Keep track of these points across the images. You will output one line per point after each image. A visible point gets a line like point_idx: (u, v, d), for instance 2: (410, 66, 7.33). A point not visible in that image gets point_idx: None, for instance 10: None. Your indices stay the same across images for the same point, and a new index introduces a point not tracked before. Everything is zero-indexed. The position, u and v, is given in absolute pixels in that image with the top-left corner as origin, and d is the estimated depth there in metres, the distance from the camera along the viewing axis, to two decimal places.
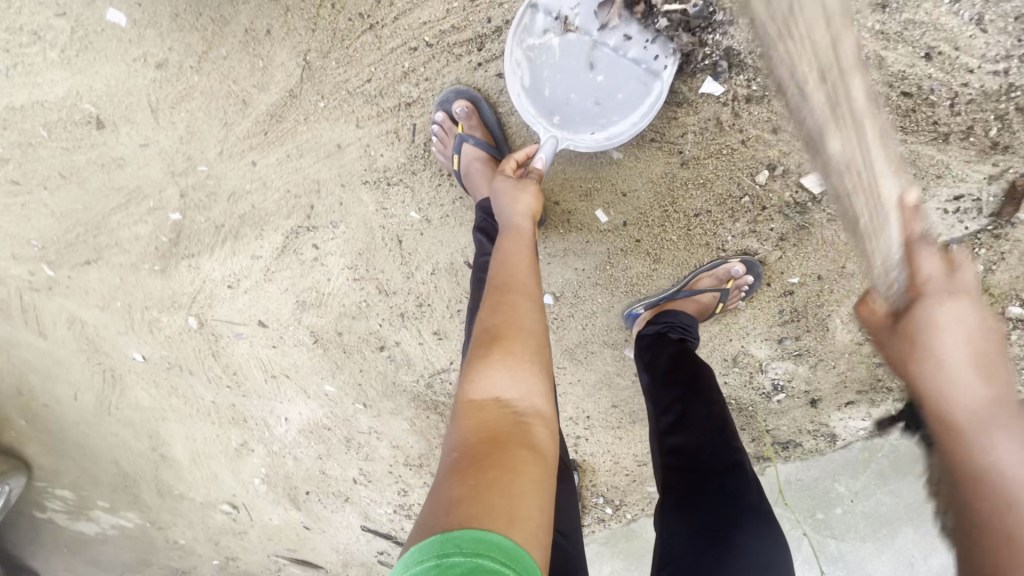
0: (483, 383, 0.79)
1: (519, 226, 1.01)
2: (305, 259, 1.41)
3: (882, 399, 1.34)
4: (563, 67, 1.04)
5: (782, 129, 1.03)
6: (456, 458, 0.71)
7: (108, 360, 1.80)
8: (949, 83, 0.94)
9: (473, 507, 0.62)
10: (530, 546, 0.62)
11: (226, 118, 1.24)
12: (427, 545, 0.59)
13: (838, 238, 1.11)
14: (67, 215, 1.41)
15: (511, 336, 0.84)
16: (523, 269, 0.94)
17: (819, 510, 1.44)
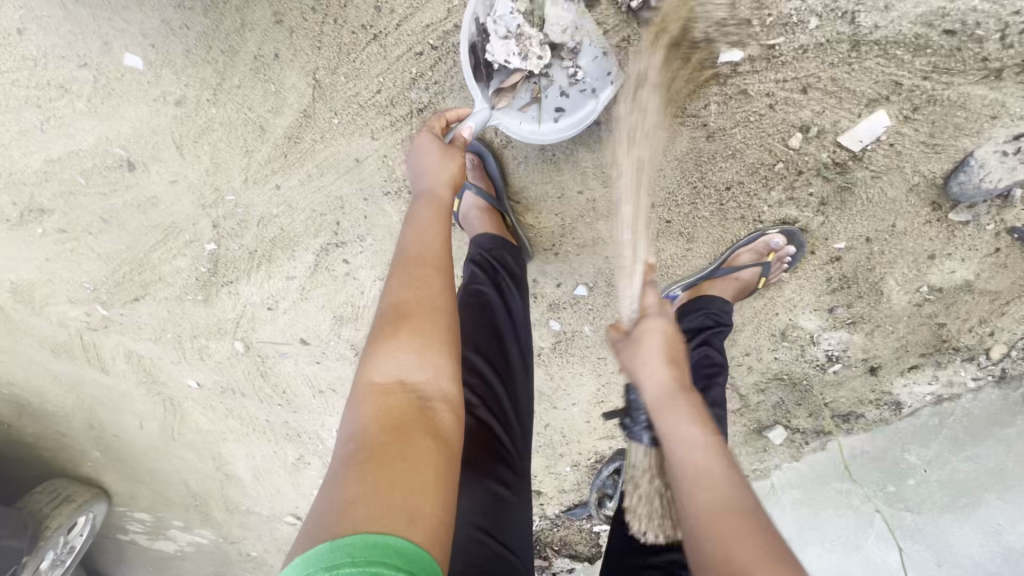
0: (385, 365, 0.68)
1: (441, 196, 0.87)
2: (338, 275, 1.43)
3: (949, 360, 1.26)
4: (520, 42, 0.99)
5: (813, 87, 0.96)
6: (350, 449, 0.61)
7: (166, 389, 1.89)
8: (998, 13, 0.86)
9: (367, 512, 0.54)
10: (435, 549, 0.55)
11: (247, 146, 1.27)
12: (315, 555, 0.51)
13: (884, 196, 1.02)
14: (113, 256, 1.48)
15: (421, 311, 0.72)
16: (438, 231, 0.83)
17: (890, 482, 1.36)
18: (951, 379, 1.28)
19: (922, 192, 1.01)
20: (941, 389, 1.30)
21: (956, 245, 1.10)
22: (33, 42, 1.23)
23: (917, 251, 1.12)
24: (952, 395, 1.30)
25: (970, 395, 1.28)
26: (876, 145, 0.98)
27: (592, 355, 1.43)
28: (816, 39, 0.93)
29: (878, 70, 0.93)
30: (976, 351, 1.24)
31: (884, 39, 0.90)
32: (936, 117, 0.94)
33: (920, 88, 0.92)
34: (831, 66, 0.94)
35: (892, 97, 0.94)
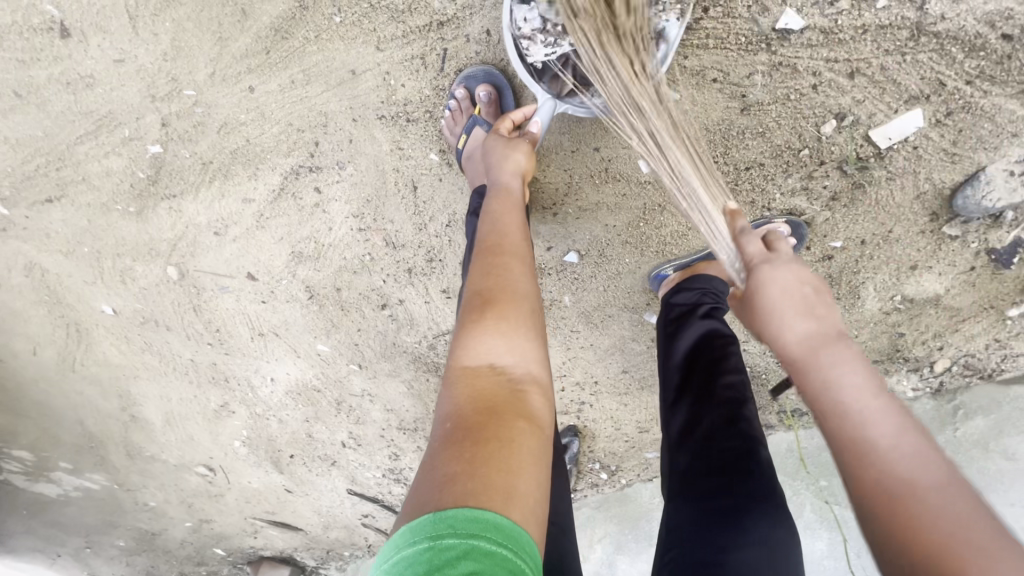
0: (474, 349, 0.71)
1: (510, 189, 0.94)
2: (304, 205, 1.27)
3: (896, 368, 1.33)
4: (551, 33, 0.94)
5: (860, 73, 0.94)
6: (447, 429, 0.63)
7: (74, 312, 1.63)
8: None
9: (467, 486, 0.56)
10: (529, 525, 0.56)
11: (221, 32, 1.09)
12: (420, 524, 0.53)
13: (891, 200, 1.03)
14: (26, 143, 1.24)
15: (505, 299, 0.76)
16: (516, 230, 0.87)
17: (823, 476, 1.41)
18: (893, 387, 1.36)
19: (926, 201, 1.02)
20: None
21: (937, 258, 1.14)
22: None
23: (902, 260, 1.16)
24: None
25: (905, 402, 1.36)
26: (902, 145, 0.97)
27: (565, 326, 1.39)
28: (879, 21, 0.91)
29: (928, 66, 0.92)
30: (921, 362, 1.31)
31: (939, 34, 0.89)
32: (964, 124, 0.94)
33: (960, 92, 0.92)
34: (884, 53, 0.92)
35: (932, 97, 0.93)
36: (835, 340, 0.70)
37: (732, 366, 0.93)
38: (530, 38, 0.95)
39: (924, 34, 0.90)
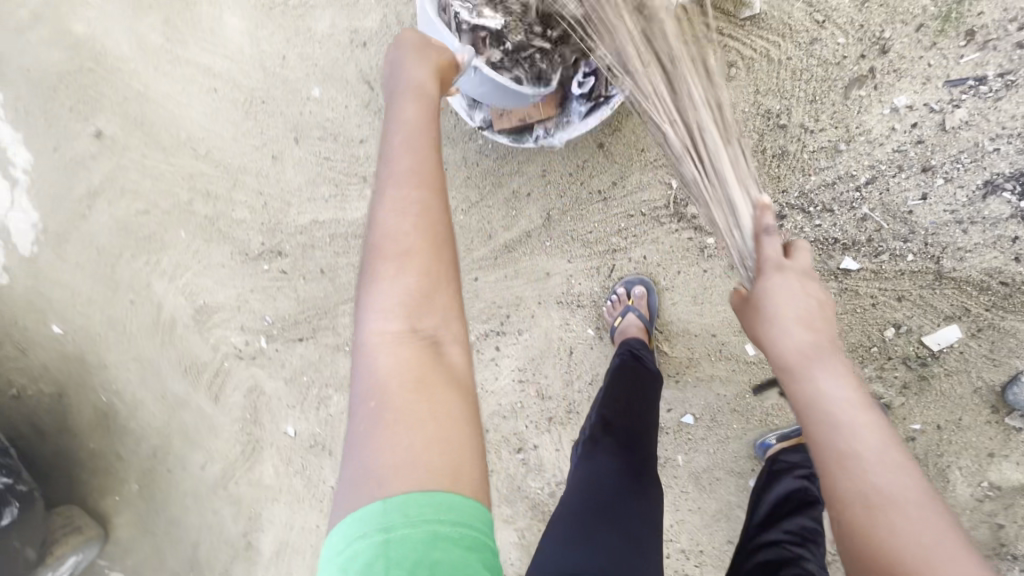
0: (392, 311, 0.79)
1: (421, 88, 0.89)
2: (483, 358, 1.73)
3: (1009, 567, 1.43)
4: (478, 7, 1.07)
5: (906, 298, 1.27)
6: (375, 407, 0.74)
7: (260, 431, 2.06)
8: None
9: (416, 472, 0.70)
10: (472, 482, 0.73)
11: (469, 246, 1.59)
12: (373, 514, 0.69)
13: (953, 391, 1.33)
14: (308, 300, 1.85)
15: (419, 257, 0.80)
16: (406, 175, 0.83)
17: None
18: None
19: (983, 394, 1.31)
20: None
21: (1011, 448, 1.36)
22: (341, 109, 1.54)
23: (978, 447, 1.38)
24: None
25: None
26: (950, 349, 1.29)
27: (677, 486, 1.63)
28: (911, 267, 1.24)
29: (953, 297, 1.24)
30: None
31: (956, 278, 1.22)
32: (994, 339, 1.25)
33: (982, 316, 1.24)
34: (919, 287, 1.25)
35: (962, 317, 1.25)
36: (825, 358, 0.85)
37: (810, 514, 1.24)
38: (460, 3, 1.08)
39: (946, 278, 1.23)
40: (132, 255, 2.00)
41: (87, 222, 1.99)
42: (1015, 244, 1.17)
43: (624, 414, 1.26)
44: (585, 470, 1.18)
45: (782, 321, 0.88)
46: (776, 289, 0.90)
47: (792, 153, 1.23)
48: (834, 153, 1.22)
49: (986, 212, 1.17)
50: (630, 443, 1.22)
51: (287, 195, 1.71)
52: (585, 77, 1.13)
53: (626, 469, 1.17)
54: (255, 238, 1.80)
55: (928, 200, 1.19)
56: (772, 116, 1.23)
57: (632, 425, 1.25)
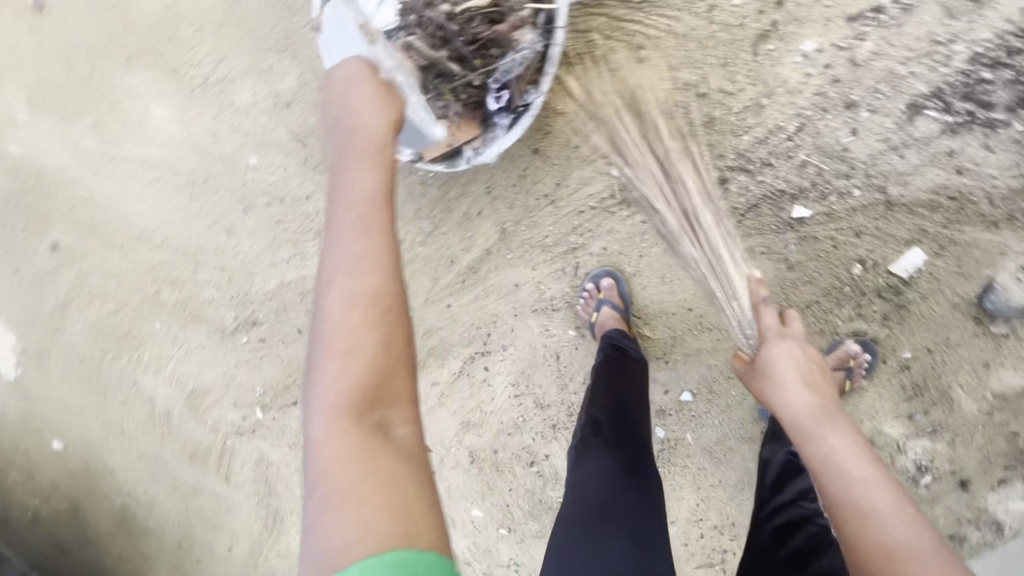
0: (343, 374, 0.76)
1: (362, 132, 0.88)
2: (475, 381, 1.73)
3: None
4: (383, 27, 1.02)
5: (864, 233, 1.27)
6: (331, 483, 0.71)
7: (277, 501, 2.05)
8: (983, 189, 1.20)
9: (376, 538, 0.66)
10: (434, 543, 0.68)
11: (436, 274, 1.60)
12: None
13: (934, 312, 1.33)
14: (293, 362, 1.84)
15: (370, 316, 0.78)
16: (362, 252, 0.80)
17: None
18: None
19: (964, 309, 1.31)
20: None
21: (1004, 355, 1.36)
22: (279, 169, 1.54)
23: (973, 360, 1.38)
24: None
25: None
26: (919, 273, 1.29)
27: (693, 463, 1.63)
28: (861, 202, 1.25)
29: (909, 222, 1.24)
30: None
31: (907, 202, 1.23)
32: (958, 253, 1.25)
33: (942, 233, 1.24)
34: (874, 219, 1.26)
35: (922, 239, 1.25)
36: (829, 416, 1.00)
37: None
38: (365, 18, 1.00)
39: (896, 205, 1.24)
40: (114, 357, 2.00)
41: (63, 333, 1.99)
42: (953, 158, 1.19)
43: (615, 410, 1.26)
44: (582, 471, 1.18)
45: (786, 382, 1.04)
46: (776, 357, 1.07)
47: (719, 117, 1.25)
48: (759, 109, 1.23)
49: (918, 132, 1.19)
50: (626, 438, 1.22)
51: (249, 264, 1.71)
52: (499, 92, 1.12)
53: (625, 463, 1.17)
54: (228, 313, 1.81)
55: (860, 133, 1.21)
56: (690, 88, 1.25)
57: (625, 419, 1.25)
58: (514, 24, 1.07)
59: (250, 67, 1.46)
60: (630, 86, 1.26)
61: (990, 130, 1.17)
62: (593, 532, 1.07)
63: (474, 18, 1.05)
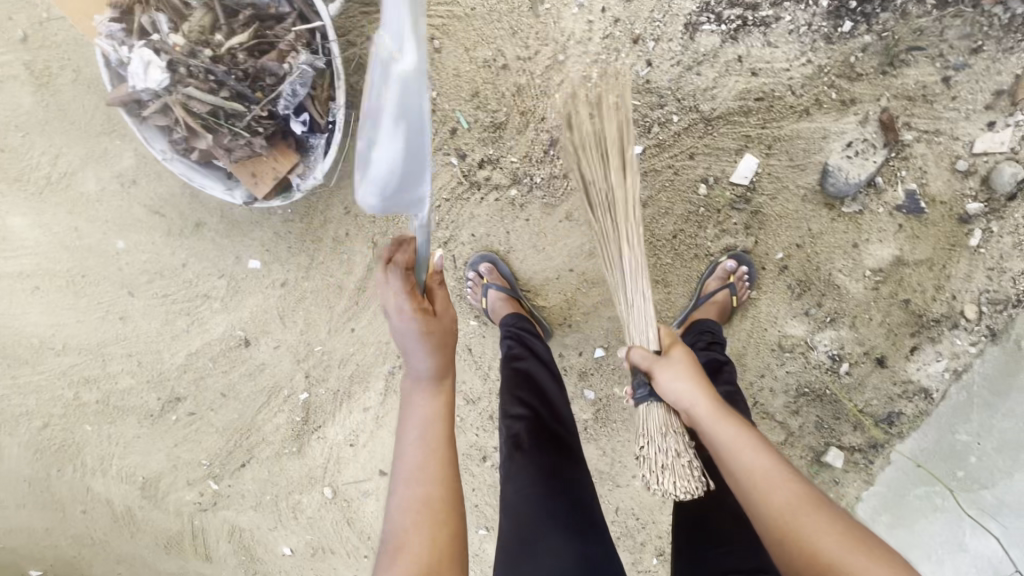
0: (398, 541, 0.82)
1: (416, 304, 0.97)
2: None
3: (938, 332, 1.44)
4: (158, 101, 1.11)
5: (696, 153, 1.36)
6: None
7: (263, 565, 1.93)
8: (782, 83, 1.31)
9: None
10: None
11: (330, 303, 1.63)
12: None
13: (788, 209, 1.39)
14: (228, 427, 1.83)
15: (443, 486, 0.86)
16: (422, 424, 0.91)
17: (958, 467, 1.48)
18: (952, 350, 1.45)
19: (813, 198, 1.38)
20: (952, 362, 1.45)
21: (867, 231, 1.39)
22: (149, 243, 1.59)
23: (842, 244, 1.41)
24: (964, 365, 1.45)
25: (978, 359, 1.45)
26: (759, 176, 1.37)
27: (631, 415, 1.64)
28: (683, 125, 1.35)
29: (732, 132, 1.35)
30: (954, 317, 1.42)
31: (723, 114, 1.34)
32: (785, 149, 1.34)
33: (764, 134, 1.34)
34: (700, 138, 1.35)
35: (749, 145, 1.35)
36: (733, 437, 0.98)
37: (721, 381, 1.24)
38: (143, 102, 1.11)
39: (715, 119, 1.34)
40: (59, 470, 1.90)
41: (4, 462, 1.92)
42: (745, 62, 1.31)
43: (529, 416, 1.20)
44: (507, 486, 1.12)
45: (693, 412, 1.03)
46: (663, 373, 1.09)
47: (530, 83, 1.37)
48: (559, 66, 1.35)
49: (705, 49, 1.31)
50: (548, 443, 1.17)
51: (153, 344, 1.71)
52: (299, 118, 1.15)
53: (548, 469, 1.13)
54: (150, 396, 1.80)
55: (653, 64, 1.33)
56: (493, 64, 1.37)
57: (542, 423, 1.20)
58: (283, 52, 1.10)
59: (86, 157, 1.53)
60: (442, 76, 1.39)
61: (767, 28, 1.29)
62: (530, 549, 1.02)
63: (237, 53, 1.08)
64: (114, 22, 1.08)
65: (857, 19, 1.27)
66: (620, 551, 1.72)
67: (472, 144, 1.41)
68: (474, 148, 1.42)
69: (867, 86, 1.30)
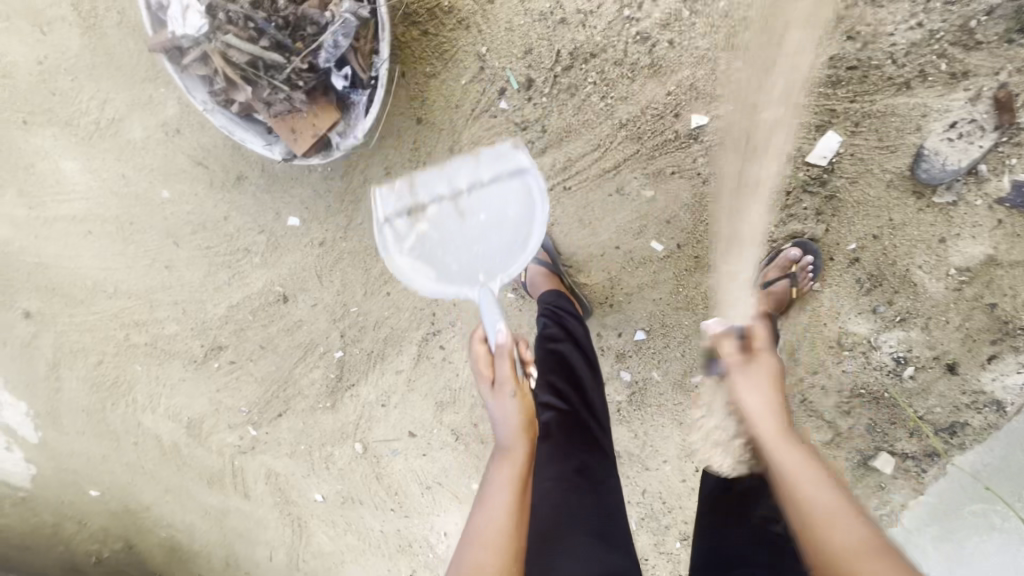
0: None
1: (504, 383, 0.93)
2: (436, 360, 1.73)
3: None
4: (197, 47, 1.06)
5: (771, 127, 1.23)
6: None
7: (297, 508, 2.00)
8: (882, 49, 1.14)
9: None
10: None
11: (367, 265, 1.62)
12: None
13: (868, 196, 1.25)
14: (265, 377, 1.86)
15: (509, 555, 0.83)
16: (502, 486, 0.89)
17: None
18: None
19: (899, 185, 1.23)
20: None
21: (958, 225, 1.24)
22: (194, 194, 1.60)
23: (927, 238, 1.26)
24: None
25: None
26: (839, 156, 1.22)
27: (668, 401, 1.57)
28: (759, 95, 1.22)
29: (815, 105, 1.20)
30: None
31: (807, 84, 1.19)
32: (874, 127, 1.19)
33: (852, 108, 1.19)
34: (776, 111, 1.22)
35: (833, 121, 1.20)
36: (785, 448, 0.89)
37: None
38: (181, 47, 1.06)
39: (797, 89, 1.20)
40: (113, 404, 2.00)
41: (62, 393, 2.01)
42: (840, 24, 1.15)
43: (560, 406, 1.16)
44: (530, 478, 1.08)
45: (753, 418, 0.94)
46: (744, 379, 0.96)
47: (589, 41, 1.25)
48: (625, 22, 1.22)
49: (793, 9, 1.16)
50: (578, 436, 1.12)
51: (197, 294, 1.75)
52: (340, 72, 1.08)
53: (574, 464, 1.08)
54: (194, 342, 1.84)
55: (728, 23, 1.19)
56: (548, 17, 1.25)
57: (573, 415, 1.15)
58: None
59: (132, 104, 1.53)
60: (491, 32, 1.29)
61: None
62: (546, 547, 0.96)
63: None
64: None
65: None
66: (644, 533, 1.69)
67: (520, 107, 1.32)
68: (523, 111, 1.32)
69: (986, 57, 1.12)
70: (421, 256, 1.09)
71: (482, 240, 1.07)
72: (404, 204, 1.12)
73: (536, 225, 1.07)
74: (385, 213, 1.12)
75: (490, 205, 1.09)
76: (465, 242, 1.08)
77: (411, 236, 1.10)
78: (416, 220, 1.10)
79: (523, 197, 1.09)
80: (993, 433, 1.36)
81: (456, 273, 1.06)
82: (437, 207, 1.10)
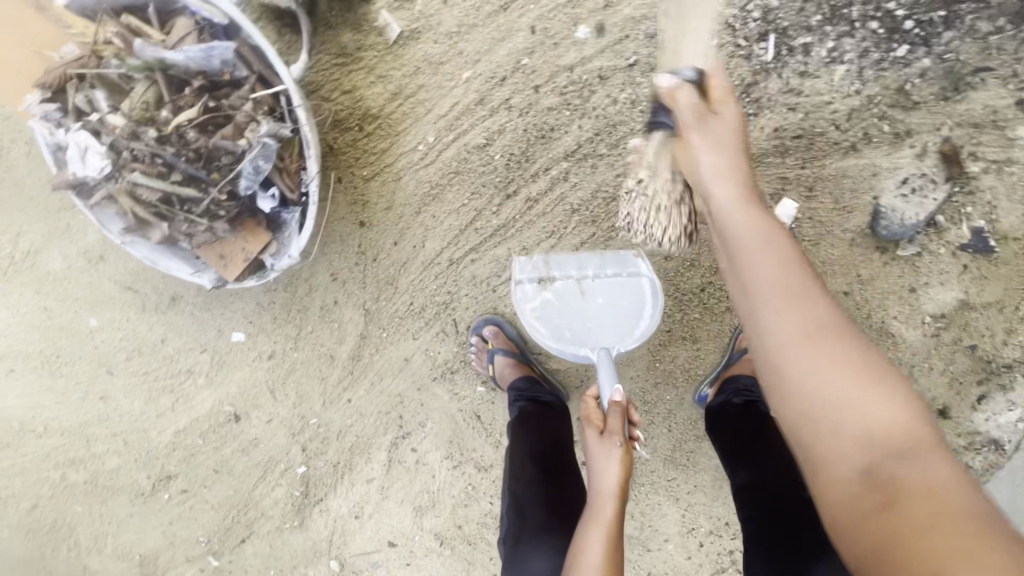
0: None
1: (612, 427, 0.95)
2: (409, 465, 1.55)
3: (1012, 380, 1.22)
4: (101, 182, 0.97)
5: None
6: None
7: None
8: (825, 117, 1.14)
9: None
10: None
11: (322, 373, 1.48)
12: None
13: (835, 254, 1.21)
14: (224, 502, 1.61)
15: None
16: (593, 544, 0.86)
17: None
18: None
19: (862, 243, 1.21)
20: None
21: (925, 273, 1.20)
22: (127, 321, 1.48)
23: (897, 287, 1.22)
24: None
25: None
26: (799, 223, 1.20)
27: (662, 479, 1.44)
28: None
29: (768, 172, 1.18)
30: None
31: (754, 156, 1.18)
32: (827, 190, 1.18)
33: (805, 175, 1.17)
34: None
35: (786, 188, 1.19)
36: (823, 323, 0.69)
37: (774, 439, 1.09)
38: (85, 182, 0.97)
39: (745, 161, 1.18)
40: (53, 550, 1.65)
41: None
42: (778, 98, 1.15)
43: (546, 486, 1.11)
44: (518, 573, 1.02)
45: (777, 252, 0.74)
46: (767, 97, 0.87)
47: (530, 132, 1.22)
48: (564, 110, 1.21)
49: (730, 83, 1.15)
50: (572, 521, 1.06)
51: (138, 423, 1.57)
52: (267, 196, 1.01)
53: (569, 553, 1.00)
54: (140, 476, 1.61)
55: None
56: (485, 112, 1.22)
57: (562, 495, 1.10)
58: (239, 125, 0.98)
59: (49, 234, 1.43)
60: (422, 130, 1.25)
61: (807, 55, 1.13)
62: None
63: (186, 131, 0.97)
64: (47, 103, 0.97)
65: (913, 42, 1.10)
66: None
67: (464, 201, 1.27)
68: (466, 207, 1.27)
69: (926, 115, 1.13)
70: (542, 319, 1.17)
71: (600, 323, 1.15)
72: (535, 272, 1.20)
73: (648, 319, 1.15)
74: (519, 275, 1.20)
75: (610, 292, 1.17)
76: (585, 319, 1.16)
77: (538, 300, 1.18)
78: (545, 288, 1.18)
79: (637, 297, 1.16)
80: (997, 474, 1.26)
81: (569, 339, 1.15)
82: (564, 283, 1.18)
